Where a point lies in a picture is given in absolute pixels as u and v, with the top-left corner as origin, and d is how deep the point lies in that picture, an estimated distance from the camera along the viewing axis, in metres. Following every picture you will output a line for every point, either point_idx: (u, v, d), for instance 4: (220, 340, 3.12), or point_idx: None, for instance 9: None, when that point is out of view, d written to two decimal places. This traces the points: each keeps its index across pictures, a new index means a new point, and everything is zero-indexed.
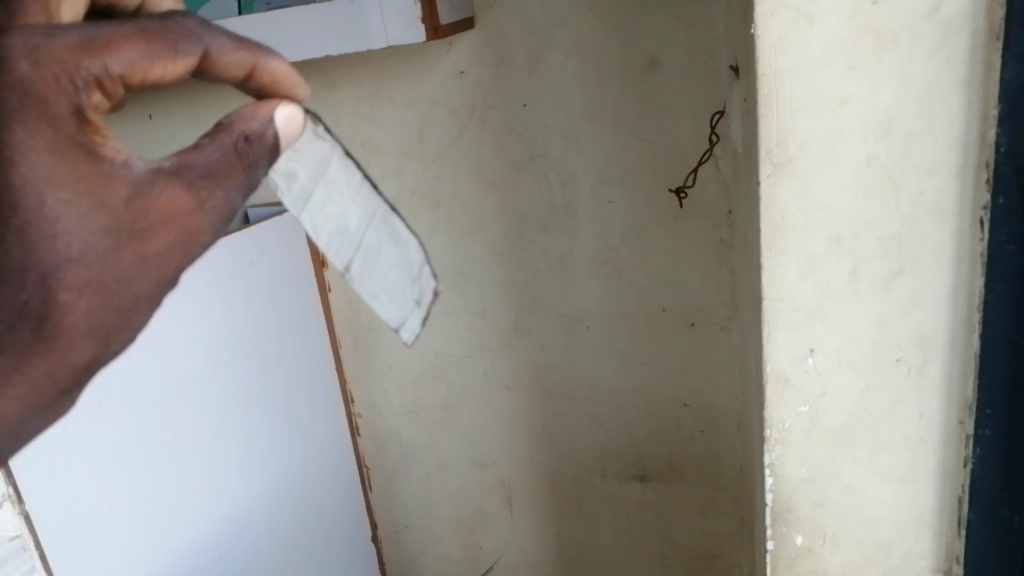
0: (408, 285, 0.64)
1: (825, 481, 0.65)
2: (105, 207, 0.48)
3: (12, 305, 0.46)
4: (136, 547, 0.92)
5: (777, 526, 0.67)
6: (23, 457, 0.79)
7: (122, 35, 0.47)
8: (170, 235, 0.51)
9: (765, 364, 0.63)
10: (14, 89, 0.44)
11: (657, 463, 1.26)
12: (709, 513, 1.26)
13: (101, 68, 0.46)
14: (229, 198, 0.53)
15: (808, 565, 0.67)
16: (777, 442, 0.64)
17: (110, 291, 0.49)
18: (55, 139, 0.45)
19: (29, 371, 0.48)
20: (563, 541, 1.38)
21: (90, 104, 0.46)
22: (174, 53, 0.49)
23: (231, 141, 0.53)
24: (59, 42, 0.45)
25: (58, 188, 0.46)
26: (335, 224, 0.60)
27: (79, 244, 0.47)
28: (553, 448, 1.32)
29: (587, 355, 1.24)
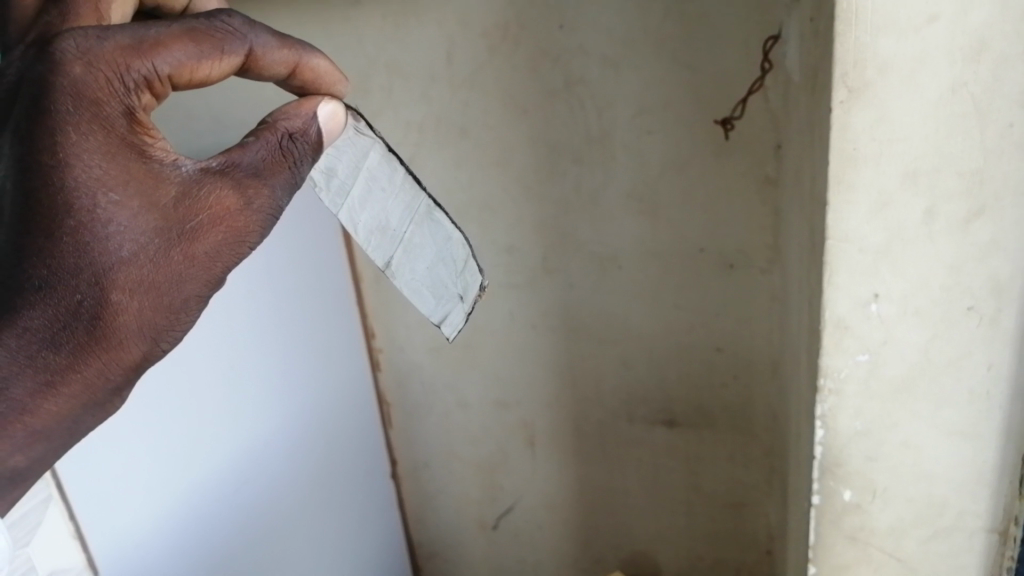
0: (451, 279, 0.78)
1: (880, 436, 0.60)
2: (160, 202, 0.59)
3: (68, 302, 0.57)
4: (156, 486, 0.92)
5: (824, 480, 0.63)
6: (67, 454, 0.79)
7: (171, 37, 0.59)
8: (217, 231, 0.62)
9: (824, 310, 0.58)
10: (71, 90, 0.55)
11: (687, 408, 1.24)
12: (739, 461, 1.24)
13: (155, 68, 0.58)
14: (269, 192, 0.65)
15: (854, 522, 0.63)
16: (831, 393, 0.60)
17: (161, 290, 0.61)
18: (108, 139, 0.57)
19: (86, 366, 0.59)
20: (586, 484, 1.36)
21: (140, 105, 0.58)
22: (218, 50, 0.61)
23: (276, 139, 0.66)
24: (111, 44, 0.56)
25: (109, 190, 0.57)
26: (377, 222, 0.76)
27: (130, 245, 0.58)
28: (578, 389, 1.29)
29: (617, 293, 1.20)
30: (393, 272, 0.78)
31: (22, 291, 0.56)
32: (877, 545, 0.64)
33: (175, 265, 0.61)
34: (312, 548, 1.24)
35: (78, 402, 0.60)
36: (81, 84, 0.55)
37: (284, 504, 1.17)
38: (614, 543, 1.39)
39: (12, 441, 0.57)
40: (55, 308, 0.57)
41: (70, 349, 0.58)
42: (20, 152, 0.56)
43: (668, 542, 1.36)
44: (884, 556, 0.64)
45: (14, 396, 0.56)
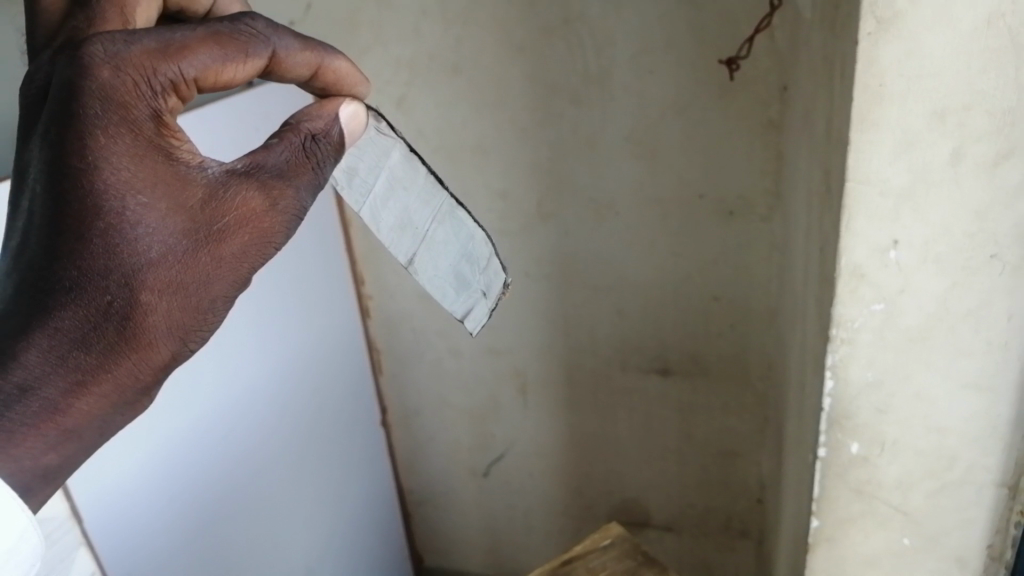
0: (474, 277, 0.75)
1: (892, 387, 0.58)
2: (188, 205, 0.53)
3: (96, 305, 0.51)
4: (154, 483, 0.93)
5: (832, 432, 0.61)
6: (75, 472, 0.80)
7: (197, 41, 0.52)
8: (246, 234, 0.56)
9: (839, 257, 0.55)
10: (98, 93, 0.49)
11: (681, 357, 1.22)
12: (732, 410, 1.23)
13: (183, 73, 0.51)
14: (296, 194, 0.59)
15: (860, 475, 0.62)
16: (843, 342, 0.58)
17: (189, 293, 0.55)
18: (135, 141, 0.51)
19: (113, 366, 0.52)
20: (578, 432, 1.35)
21: (167, 109, 0.52)
22: (244, 56, 0.55)
23: (300, 141, 0.59)
24: (137, 48, 0.50)
25: (137, 192, 0.51)
26: (400, 220, 0.73)
27: (158, 248, 0.52)
28: (571, 338, 1.27)
29: (614, 240, 1.17)
30: (416, 269, 0.74)
31: (47, 296, 0.50)
32: (883, 498, 0.62)
33: (203, 270, 0.55)
34: (302, 502, 1.23)
35: (106, 408, 0.53)
36: (106, 87, 0.49)
37: (273, 454, 1.16)
38: (605, 491, 1.39)
39: (35, 446, 0.50)
40: (80, 315, 0.50)
41: (98, 351, 0.51)
42: (45, 155, 0.50)
43: (658, 490, 1.35)
44: (889, 510, 0.62)
45: (40, 399, 0.50)
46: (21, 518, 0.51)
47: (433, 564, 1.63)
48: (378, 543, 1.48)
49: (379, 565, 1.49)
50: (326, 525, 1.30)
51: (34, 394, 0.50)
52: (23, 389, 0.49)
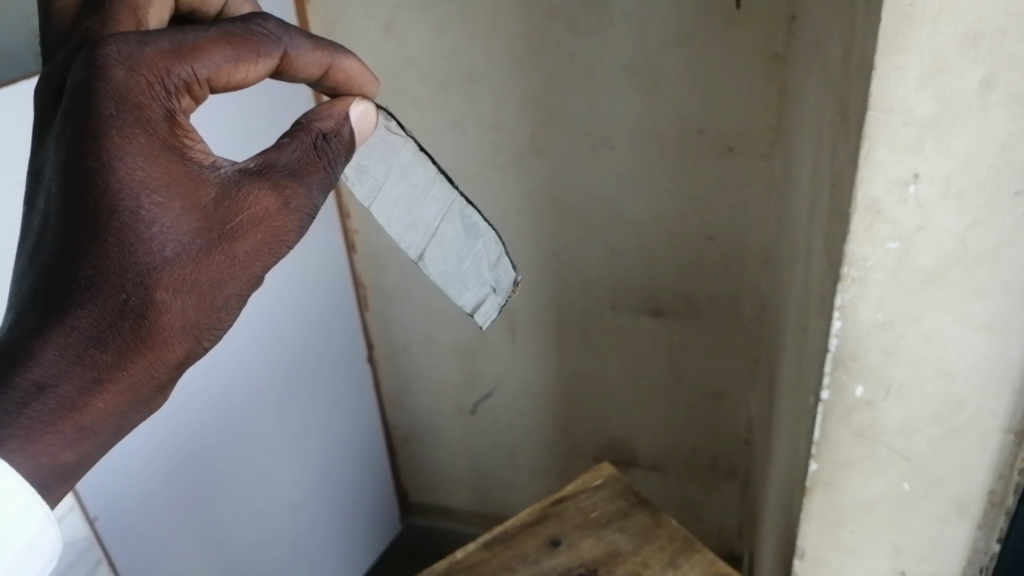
0: (483, 271, 0.76)
1: (902, 329, 0.56)
2: (203, 202, 0.53)
3: (112, 302, 0.50)
4: (161, 486, 0.97)
5: (836, 374, 0.59)
6: (85, 479, 0.84)
7: (209, 41, 0.52)
8: (260, 233, 0.55)
9: (856, 191, 0.52)
10: (113, 94, 0.49)
11: (673, 297, 1.20)
12: (723, 351, 1.22)
13: (198, 74, 0.52)
14: (311, 192, 0.58)
15: (862, 418, 0.60)
16: (854, 282, 0.55)
17: (204, 290, 0.53)
18: (150, 141, 0.50)
19: (131, 366, 0.51)
20: (566, 372, 1.33)
21: (181, 109, 0.52)
22: (257, 59, 0.55)
23: (312, 139, 0.59)
24: (152, 49, 0.50)
25: (152, 190, 0.50)
26: (412, 217, 0.74)
27: (173, 245, 0.51)
28: (562, 276, 1.24)
29: (609, 176, 1.13)
30: (427, 264, 0.75)
31: (65, 294, 0.49)
32: (885, 442, 0.61)
33: (217, 269, 0.54)
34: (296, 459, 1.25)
35: (123, 410, 0.51)
36: (120, 86, 0.49)
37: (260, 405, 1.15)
38: (592, 430, 1.38)
39: (51, 448, 0.48)
40: (97, 311, 0.49)
41: (116, 349, 0.50)
42: (61, 155, 0.50)
43: (646, 431, 1.35)
44: (891, 454, 0.61)
45: (56, 397, 0.48)
46: (37, 513, 0.49)
47: (419, 500, 1.63)
48: (363, 479, 1.48)
49: (364, 501, 1.49)
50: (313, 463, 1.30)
51: (51, 392, 0.48)
52: (39, 387, 0.47)
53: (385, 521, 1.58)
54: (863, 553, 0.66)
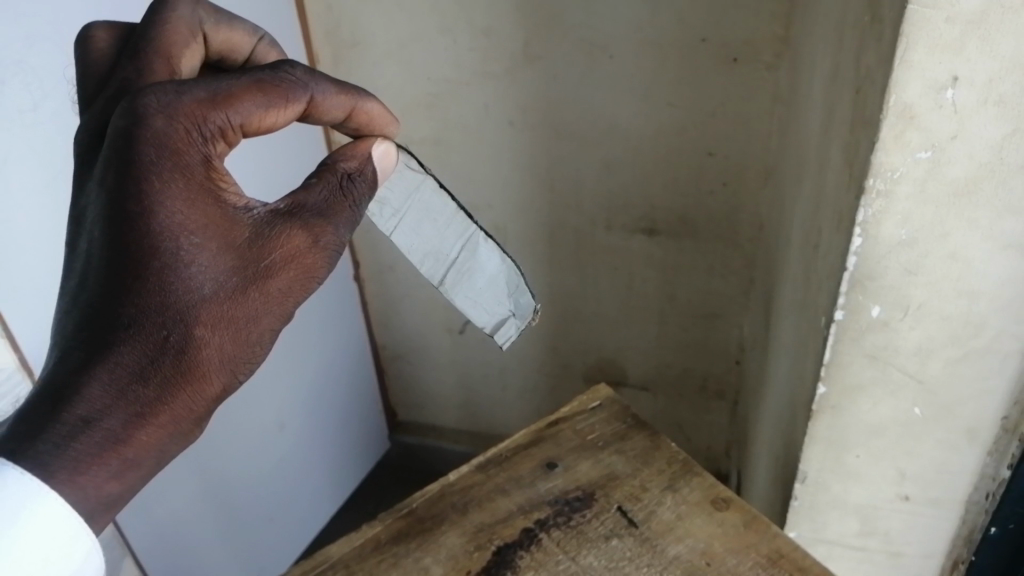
0: (505, 296, 0.69)
1: (926, 247, 0.53)
2: (237, 241, 0.47)
3: (152, 341, 0.44)
4: (191, 509, 1.07)
5: (852, 294, 0.56)
6: (123, 513, 0.94)
7: (242, 87, 0.46)
8: (294, 273, 0.50)
9: (887, 95, 0.48)
10: (151, 142, 0.44)
11: (669, 216, 1.16)
12: (718, 272, 1.19)
13: (232, 121, 0.46)
14: (338, 235, 0.53)
15: (877, 340, 0.57)
16: (879, 196, 0.51)
17: (241, 327, 0.48)
18: (188, 186, 0.45)
19: (169, 408, 0.45)
20: (558, 293, 1.30)
21: (217, 154, 0.46)
22: (289, 110, 0.49)
23: (337, 181, 0.53)
24: (189, 97, 0.45)
25: (192, 233, 0.45)
26: (432, 244, 0.68)
27: (212, 283, 0.46)
28: (556, 194, 1.19)
29: (606, 89, 1.08)
30: (450, 289, 0.69)
31: (104, 334, 0.43)
32: (898, 365, 0.58)
33: (253, 309, 0.48)
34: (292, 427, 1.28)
35: (162, 449, 0.46)
36: (159, 132, 0.44)
37: (270, 397, 1.21)
38: (582, 350, 1.36)
39: (96, 481, 0.43)
40: (140, 352, 0.44)
41: (156, 389, 0.44)
42: (103, 196, 0.44)
43: (637, 352, 1.33)
44: (903, 378, 0.58)
45: (95, 440, 0.42)
46: (83, 542, 0.44)
47: (407, 418, 1.61)
48: (351, 398, 1.46)
49: (352, 419, 1.47)
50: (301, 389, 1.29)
51: (90, 436, 0.42)
52: (79, 428, 0.42)
53: (372, 440, 1.57)
54: (867, 477, 0.64)
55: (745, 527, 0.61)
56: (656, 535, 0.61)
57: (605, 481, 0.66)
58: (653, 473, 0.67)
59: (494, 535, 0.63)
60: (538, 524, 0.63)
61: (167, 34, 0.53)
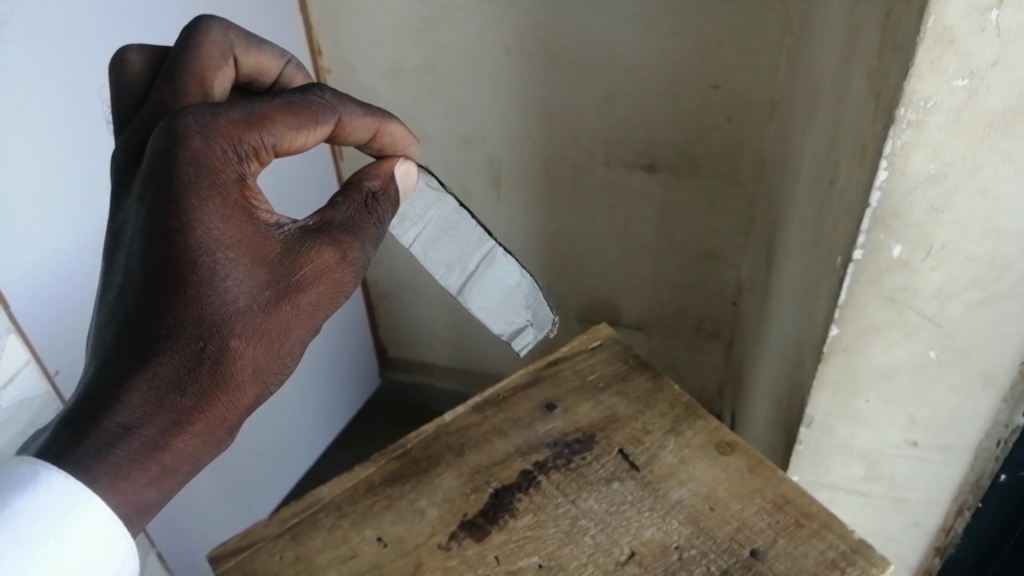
0: (522, 307, 0.66)
1: (955, 182, 0.50)
2: (268, 255, 0.46)
3: (189, 352, 0.43)
4: (213, 513, 1.15)
5: (873, 233, 0.53)
6: (155, 522, 1.02)
7: (274, 109, 0.45)
8: (324, 287, 0.48)
9: (926, 16, 0.44)
10: (187, 161, 0.43)
11: (669, 152, 1.12)
12: (718, 211, 1.16)
13: (265, 141, 0.45)
14: (366, 253, 0.51)
15: (896, 281, 0.55)
16: (910, 127, 0.48)
17: (274, 338, 0.47)
18: (222, 203, 0.44)
19: (204, 417, 0.44)
20: (554, 231, 1.26)
21: (251, 174, 0.45)
22: (318, 132, 0.48)
23: (362, 199, 0.52)
24: (224, 119, 0.44)
25: (226, 247, 0.44)
26: (450, 256, 0.65)
27: (245, 296, 0.45)
28: (553, 127, 1.15)
29: (608, 17, 1.02)
30: (468, 298, 0.66)
31: (142, 343, 0.42)
32: (916, 308, 0.55)
33: (285, 323, 0.47)
34: (304, 425, 1.38)
35: (196, 457, 0.44)
36: (195, 149, 0.43)
37: (286, 407, 1.30)
38: (576, 290, 1.33)
39: (135, 485, 0.42)
40: (176, 362, 0.43)
41: (192, 398, 0.43)
42: (141, 213, 0.43)
43: (633, 292, 1.30)
44: (921, 320, 0.56)
45: (132, 450, 0.41)
46: (122, 544, 0.42)
47: (397, 356, 1.59)
48: (341, 336, 1.43)
49: (342, 356, 1.45)
50: (307, 375, 1.34)
51: (130, 444, 0.41)
52: (118, 436, 0.41)
53: (362, 378, 1.55)
54: (876, 422, 0.63)
55: (750, 472, 0.60)
56: (659, 479, 0.60)
57: (606, 423, 0.65)
58: (656, 416, 0.65)
59: (492, 478, 0.61)
60: (538, 467, 0.62)
61: (201, 55, 0.51)
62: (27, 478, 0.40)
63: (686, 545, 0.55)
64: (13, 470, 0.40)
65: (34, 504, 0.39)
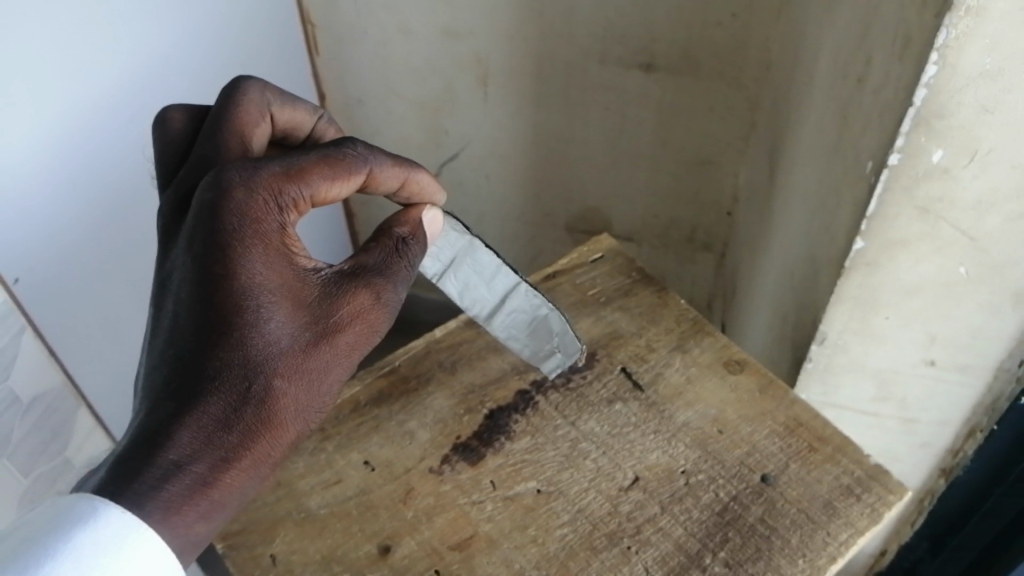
0: (546, 338, 0.57)
1: (1011, 79, 0.44)
2: (308, 298, 0.44)
3: (235, 396, 0.41)
4: None
5: (913, 135, 0.48)
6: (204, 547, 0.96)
7: (313, 160, 0.44)
8: (364, 328, 0.45)
9: None
10: (231, 212, 0.41)
11: (669, 50, 1.03)
12: (717, 115, 1.09)
13: (304, 193, 0.43)
14: (402, 295, 0.48)
15: (932, 190, 0.50)
16: (967, 16, 0.42)
17: (319, 378, 0.44)
18: (265, 250, 0.42)
19: (251, 455, 0.41)
20: (543, 134, 1.18)
21: (292, 223, 0.43)
22: (354, 183, 0.45)
23: (393, 243, 0.48)
24: (266, 172, 0.42)
25: (270, 293, 0.42)
26: (474, 292, 0.56)
27: (288, 339, 0.42)
28: (546, 22, 1.05)
29: None
30: (488, 319, 0.57)
31: (188, 384, 0.40)
32: (951, 219, 0.51)
33: (326, 366, 0.44)
34: None
35: (243, 495, 0.41)
36: (238, 201, 0.41)
37: None
38: (566, 198, 1.27)
39: (185, 520, 0.39)
40: (224, 402, 0.40)
41: (241, 437, 0.41)
42: (189, 262, 0.41)
43: (625, 201, 1.24)
44: (955, 234, 0.52)
45: (180, 492, 0.39)
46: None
47: None
48: None
49: None
50: None
51: (180, 480, 0.39)
52: (169, 475, 0.38)
53: None
54: (892, 341, 0.59)
55: (761, 393, 0.56)
56: (665, 400, 0.56)
57: (607, 340, 0.61)
58: (661, 332, 0.61)
59: (487, 398, 0.57)
60: (535, 387, 0.58)
61: (240, 115, 0.50)
62: (84, 515, 0.37)
63: (694, 469, 0.52)
64: (69, 506, 0.38)
65: (90, 538, 0.37)
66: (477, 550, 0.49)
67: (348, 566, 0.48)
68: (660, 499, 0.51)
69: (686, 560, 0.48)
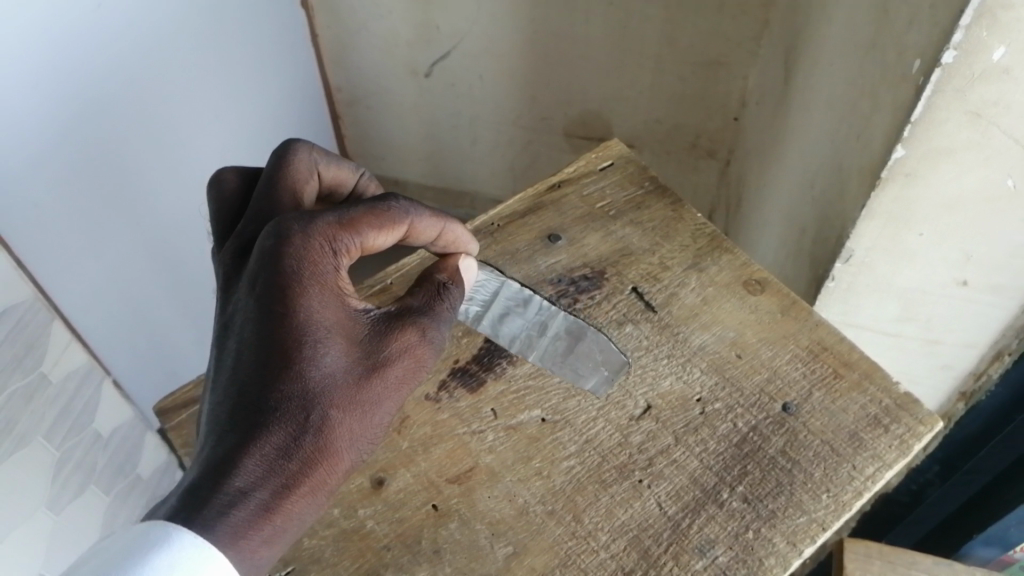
0: (592, 360, 0.50)
1: None
2: (362, 335, 0.41)
3: (293, 426, 0.38)
4: None
5: (974, 28, 0.42)
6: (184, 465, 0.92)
7: (366, 208, 0.42)
8: (418, 361, 0.42)
9: None
10: (290, 255, 0.39)
11: None
12: (728, 12, 1.01)
13: (358, 241, 0.41)
14: (448, 335, 0.45)
15: (987, 92, 0.44)
16: None
17: (378, 410, 0.41)
18: (323, 291, 0.39)
19: (311, 486, 0.38)
20: (541, 31, 1.10)
21: (347, 269, 0.41)
22: (400, 234, 0.43)
23: (437, 287, 0.45)
24: (323, 219, 0.40)
25: (328, 330, 0.39)
26: (515, 332, 0.52)
27: (345, 371, 0.39)
28: None
29: None
30: (531, 347, 0.51)
31: (249, 416, 0.37)
32: (1004, 126, 0.46)
33: (381, 398, 0.41)
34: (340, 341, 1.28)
35: (302, 526, 0.38)
36: (297, 245, 0.39)
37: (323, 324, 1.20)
38: (564, 101, 1.20)
39: (250, 544, 0.35)
40: (286, 431, 0.37)
41: (303, 465, 0.37)
42: (250, 304, 0.39)
43: (627, 105, 1.17)
44: (1006, 142, 0.46)
45: (242, 520, 0.35)
46: None
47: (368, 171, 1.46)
48: None
49: None
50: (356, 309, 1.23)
51: (245, 506, 0.36)
52: (234, 501, 0.35)
53: None
54: (923, 259, 0.55)
55: (782, 315, 0.52)
56: (679, 322, 0.52)
57: (618, 257, 0.56)
58: (675, 249, 0.57)
59: None
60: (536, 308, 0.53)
61: (291, 176, 0.47)
62: (160, 540, 0.34)
63: (710, 397, 0.48)
64: (143, 533, 0.34)
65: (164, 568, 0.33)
66: (478, 483, 0.45)
67: (339, 502, 0.45)
68: (674, 429, 0.47)
69: (702, 495, 0.44)
